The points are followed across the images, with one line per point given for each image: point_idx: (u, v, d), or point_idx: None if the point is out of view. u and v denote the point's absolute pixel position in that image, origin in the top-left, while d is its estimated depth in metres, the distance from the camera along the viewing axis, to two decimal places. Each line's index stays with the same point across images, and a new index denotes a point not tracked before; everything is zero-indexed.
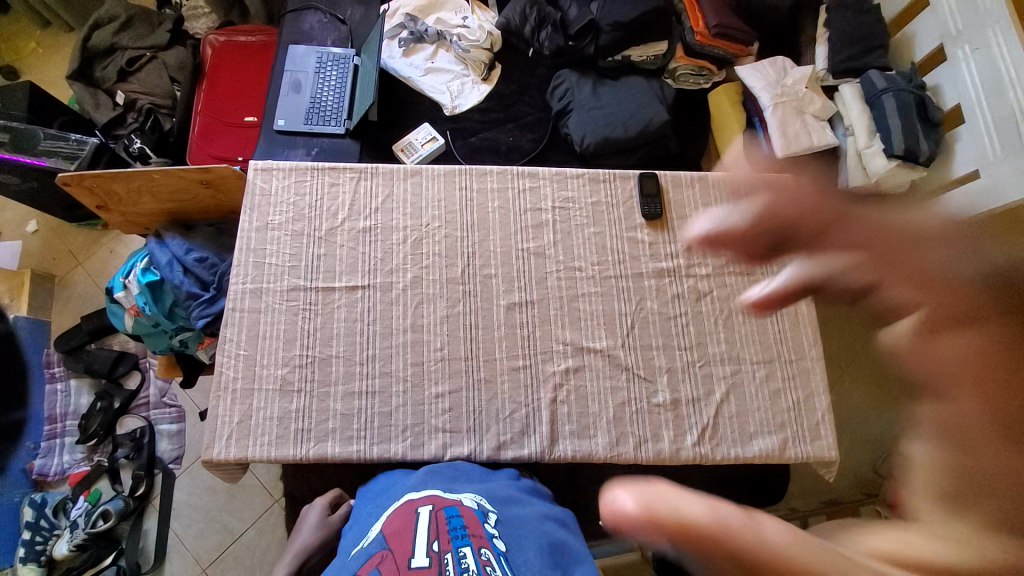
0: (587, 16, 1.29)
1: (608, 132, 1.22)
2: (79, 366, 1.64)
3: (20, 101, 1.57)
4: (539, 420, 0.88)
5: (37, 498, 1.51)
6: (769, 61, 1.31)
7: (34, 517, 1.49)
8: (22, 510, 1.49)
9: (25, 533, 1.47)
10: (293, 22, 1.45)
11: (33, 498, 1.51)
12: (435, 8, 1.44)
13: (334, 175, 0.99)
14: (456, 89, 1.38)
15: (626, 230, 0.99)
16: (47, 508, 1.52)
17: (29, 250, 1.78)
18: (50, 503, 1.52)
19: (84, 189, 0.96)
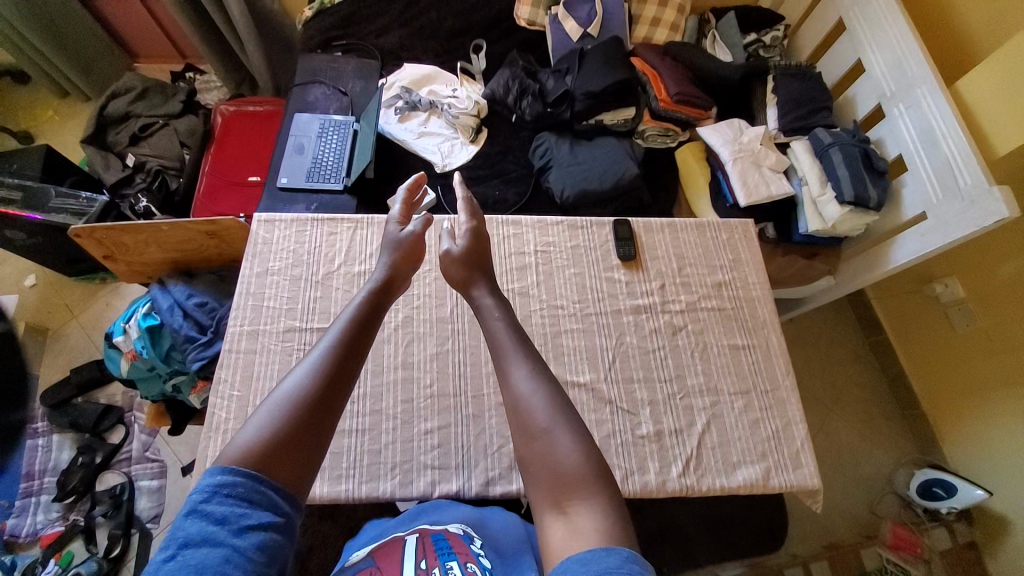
0: (563, 87, 1.46)
1: (586, 185, 1.34)
2: (64, 420, 1.62)
3: (36, 162, 1.62)
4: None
5: (6, 561, 1.43)
6: (727, 122, 1.46)
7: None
8: None
9: None
10: (299, 94, 1.60)
11: (2, 561, 1.43)
12: (428, 81, 1.61)
13: (333, 225, 1.07)
14: (446, 150, 1.51)
15: (605, 270, 1.06)
16: (16, 571, 1.43)
17: (25, 305, 1.81)
18: (19, 566, 1.44)
19: (94, 241, 1.03)
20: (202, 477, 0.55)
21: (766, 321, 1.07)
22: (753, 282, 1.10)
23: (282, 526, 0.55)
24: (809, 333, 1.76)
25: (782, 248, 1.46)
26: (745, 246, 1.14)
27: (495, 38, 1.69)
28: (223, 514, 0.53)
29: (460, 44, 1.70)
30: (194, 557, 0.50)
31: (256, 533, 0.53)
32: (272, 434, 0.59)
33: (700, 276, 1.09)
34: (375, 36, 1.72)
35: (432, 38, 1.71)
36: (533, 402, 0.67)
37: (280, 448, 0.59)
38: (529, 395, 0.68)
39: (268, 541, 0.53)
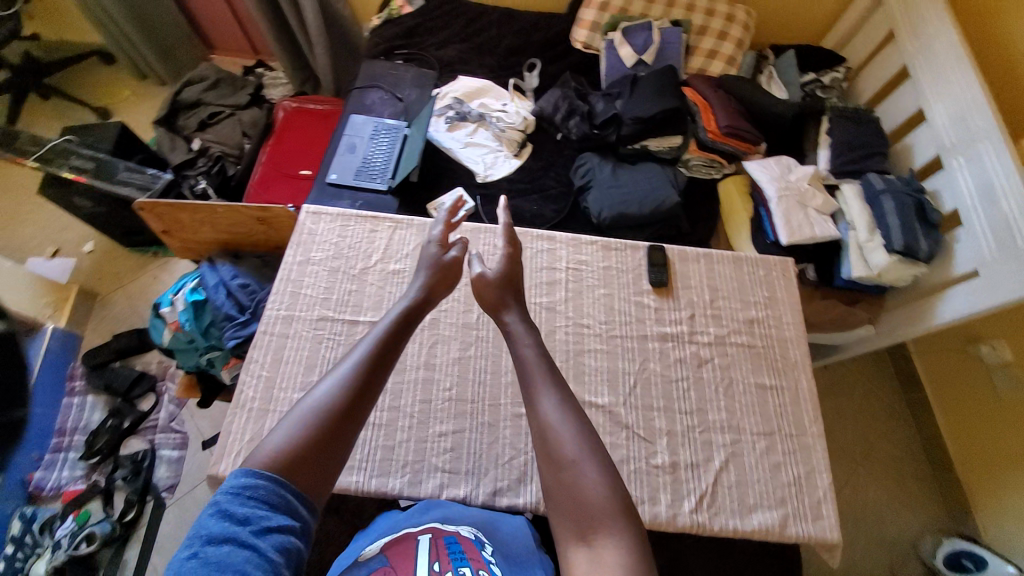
0: (611, 110, 1.48)
1: (624, 208, 1.34)
2: (100, 382, 1.71)
3: (111, 136, 1.74)
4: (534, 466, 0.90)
5: (28, 513, 1.53)
6: (774, 158, 1.44)
7: (20, 532, 1.49)
8: (11, 523, 1.49)
9: (8, 546, 1.45)
10: (358, 97, 1.69)
11: (24, 512, 1.52)
12: (480, 94, 1.66)
13: (374, 223, 1.11)
14: (490, 161, 1.55)
15: (634, 294, 1.06)
16: (34, 524, 1.53)
17: (81, 269, 1.95)
18: (38, 519, 1.54)
19: (155, 216, 1.10)
20: (226, 479, 0.58)
21: (797, 363, 1.04)
22: (787, 322, 1.08)
23: (300, 530, 0.58)
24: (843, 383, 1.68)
25: (822, 291, 1.41)
26: (782, 285, 1.12)
27: (549, 59, 1.74)
28: (245, 515, 0.56)
29: (515, 61, 1.75)
30: (216, 555, 0.53)
31: (276, 535, 0.56)
32: (302, 445, 0.62)
33: (732, 310, 1.07)
34: (434, 49, 1.80)
35: (488, 54, 1.78)
36: (559, 433, 0.67)
37: (308, 459, 0.62)
38: (557, 425, 0.68)
39: (287, 542, 0.56)
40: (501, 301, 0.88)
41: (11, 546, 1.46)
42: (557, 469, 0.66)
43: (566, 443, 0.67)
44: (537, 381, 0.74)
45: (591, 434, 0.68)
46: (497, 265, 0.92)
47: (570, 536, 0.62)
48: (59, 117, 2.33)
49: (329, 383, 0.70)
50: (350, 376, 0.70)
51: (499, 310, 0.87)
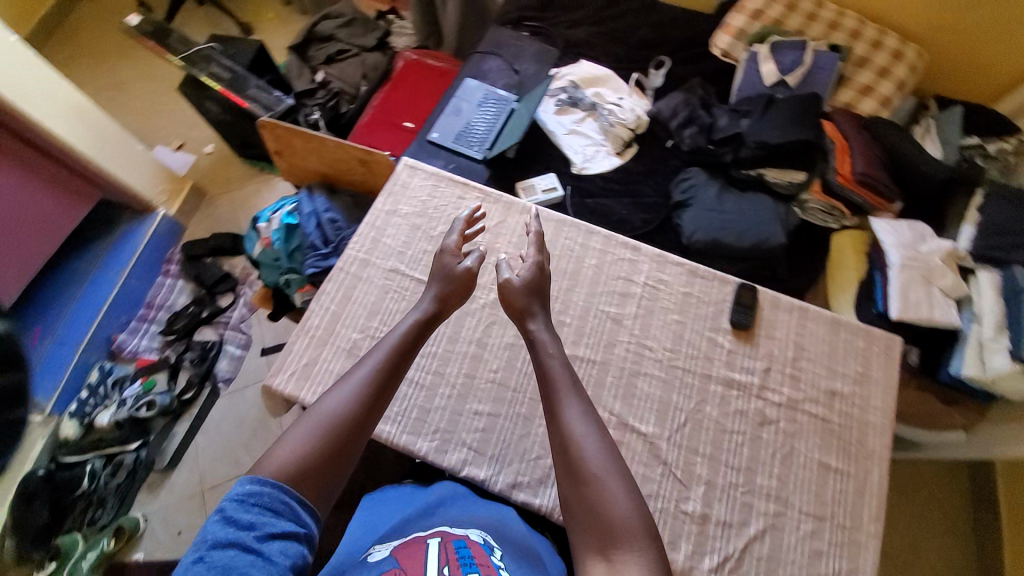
0: (736, 128, 1.37)
1: (720, 236, 1.25)
2: (191, 273, 1.90)
3: (247, 54, 1.84)
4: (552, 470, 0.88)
5: (107, 367, 1.74)
6: (909, 223, 1.27)
7: (96, 381, 1.70)
8: (91, 371, 1.71)
9: (84, 391, 1.68)
10: (477, 61, 1.68)
11: (104, 365, 1.74)
12: (599, 83, 1.59)
13: (465, 191, 1.11)
14: (590, 153, 1.50)
15: (709, 328, 0.98)
16: (109, 377, 1.72)
17: (197, 166, 2.14)
18: (113, 374, 1.73)
19: (272, 135, 1.19)
20: (232, 486, 0.62)
21: (873, 453, 0.92)
22: (875, 406, 0.96)
23: (302, 537, 0.62)
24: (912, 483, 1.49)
25: (918, 380, 1.25)
26: (880, 364, 0.99)
27: (680, 60, 1.63)
28: (249, 521, 0.59)
29: (643, 55, 1.66)
30: (221, 559, 0.56)
31: (279, 541, 0.59)
32: (312, 456, 0.67)
33: (814, 375, 0.97)
34: (564, 26, 1.75)
35: (618, 43, 1.70)
36: (586, 446, 0.67)
37: (318, 468, 0.67)
38: (584, 438, 0.68)
39: (291, 548, 0.59)
40: (527, 309, 0.84)
41: (86, 391, 1.68)
42: (578, 481, 0.65)
43: (592, 457, 0.66)
44: (564, 395, 0.73)
45: (615, 454, 0.67)
46: (528, 272, 0.87)
47: (589, 550, 0.60)
48: (209, 25, 2.54)
49: (340, 394, 0.73)
50: (356, 390, 0.73)
51: (526, 321, 0.84)
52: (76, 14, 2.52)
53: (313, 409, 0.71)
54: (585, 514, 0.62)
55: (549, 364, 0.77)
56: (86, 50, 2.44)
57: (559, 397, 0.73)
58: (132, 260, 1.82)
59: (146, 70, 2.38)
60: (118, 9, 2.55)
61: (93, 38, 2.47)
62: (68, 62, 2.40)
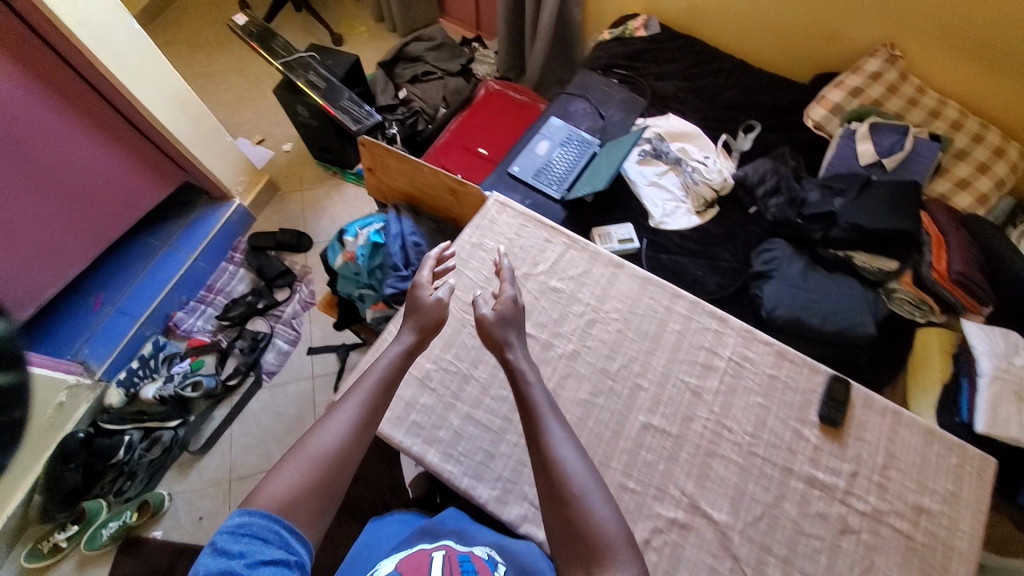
0: (828, 206, 1.33)
1: (803, 316, 1.20)
2: (254, 263, 1.94)
3: (343, 64, 1.93)
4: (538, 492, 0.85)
5: (160, 342, 1.77)
6: (1004, 332, 1.18)
7: (148, 354, 1.73)
8: (145, 344, 1.75)
9: (135, 362, 1.70)
10: (564, 101, 1.70)
11: (158, 340, 1.77)
12: (684, 139, 1.59)
13: (552, 234, 1.10)
14: (669, 209, 1.48)
15: (794, 418, 0.94)
16: (161, 353, 1.75)
17: (274, 162, 2.23)
18: (165, 351, 1.76)
19: (369, 153, 1.22)
20: (223, 520, 0.61)
21: None
22: (969, 532, 0.88)
23: (293, 564, 0.60)
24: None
25: (999, 502, 1.15)
26: (975, 486, 0.91)
27: (770, 126, 1.62)
28: (237, 550, 0.58)
29: (731, 117, 1.65)
30: None
31: (266, 569, 0.57)
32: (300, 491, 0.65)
33: (903, 488, 0.90)
34: (653, 78, 1.76)
35: (706, 101, 1.69)
36: (571, 469, 0.66)
37: (306, 501, 0.65)
38: (572, 464, 0.67)
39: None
40: (505, 340, 0.83)
41: (137, 362, 1.70)
42: (560, 499, 0.64)
43: (578, 478, 0.65)
44: (544, 417, 0.73)
45: (597, 475, 0.66)
46: (503, 304, 0.86)
47: (576, 568, 0.59)
48: (303, 30, 2.67)
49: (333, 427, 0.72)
50: (343, 424, 0.73)
51: (504, 351, 0.82)
52: (183, 6, 2.69)
53: (301, 444, 0.70)
54: (563, 531, 0.62)
55: (533, 390, 0.77)
56: (187, 40, 2.58)
57: (540, 421, 0.73)
58: (202, 243, 1.87)
59: (239, 65, 2.50)
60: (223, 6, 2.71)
61: (195, 29, 2.62)
62: (170, 49, 2.55)
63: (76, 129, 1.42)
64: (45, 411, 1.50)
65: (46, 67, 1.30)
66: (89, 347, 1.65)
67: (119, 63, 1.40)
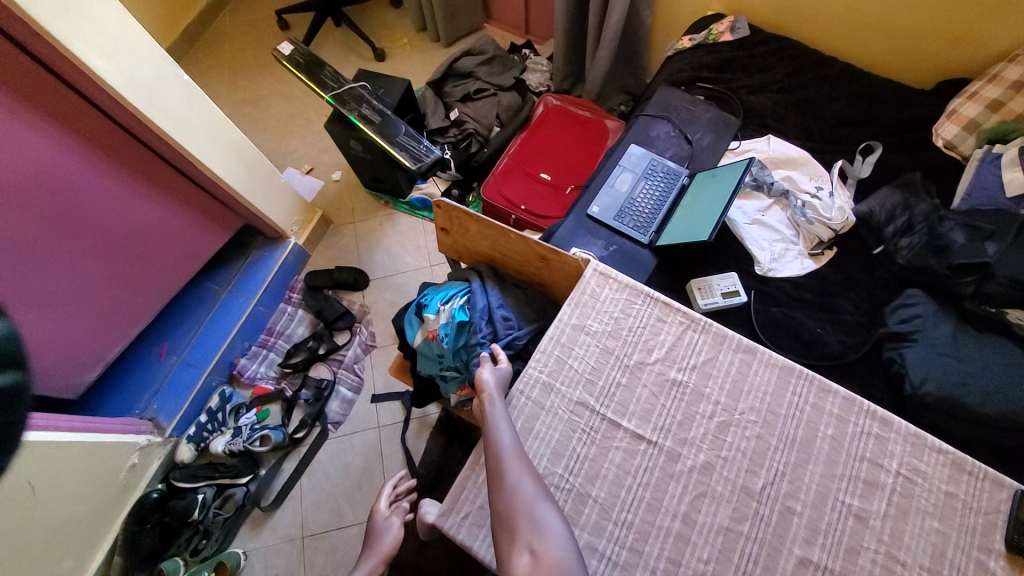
0: (984, 255, 1.10)
1: (962, 394, 1.01)
2: (313, 304, 1.87)
3: (395, 93, 1.85)
4: None
5: (226, 393, 1.71)
6: None
7: (215, 407, 1.67)
8: (212, 396, 1.69)
9: (202, 416, 1.64)
10: (643, 125, 1.52)
11: (224, 391, 1.71)
12: (788, 166, 1.39)
13: (665, 311, 0.95)
14: (778, 252, 1.28)
15: (982, 549, 0.76)
16: (228, 404, 1.70)
17: (324, 193, 2.14)
18: (231, 402, 1.71)
19: (446, 215, 1.08)
20: None
21: None
22: None
23: None
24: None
25: None
26: None
27: (891, 147, 1.39)
28: None
29: (843, 136, 1.43)
30: None
31: None
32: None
33: None
34: (745, 91, 1.54)
35: (810, 116, 1.47)
36: (526, 490, 0.76)
37: None
38: (527, 492, 0.76)
39: None
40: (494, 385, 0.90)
41: (205, 416, 1.65)
42: (511, 508, 0.74)
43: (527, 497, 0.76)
44: (502, 446, 0.81)
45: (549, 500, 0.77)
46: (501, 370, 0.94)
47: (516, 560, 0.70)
48: (344, 47, 2.55)
49: None
50: None
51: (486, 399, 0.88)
52: (223, 28, 2.61)
53: None
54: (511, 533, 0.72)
55: (495, 427, 0.83)
56: (229, 63, 2.51)
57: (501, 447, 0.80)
58: (262, 288, 1.80)
59: (282, 89, 2.41)
60: (261, 25, 2.61)
61: (236, 52, 2.54)
62: (211, 74, 2.47)
63: (133, 193, 1.34)
64: (119, 475, 1.42)
65: (91, 126, 1.20)
66: (157, 403, 1.59)
67: (169, 117, 1.30)
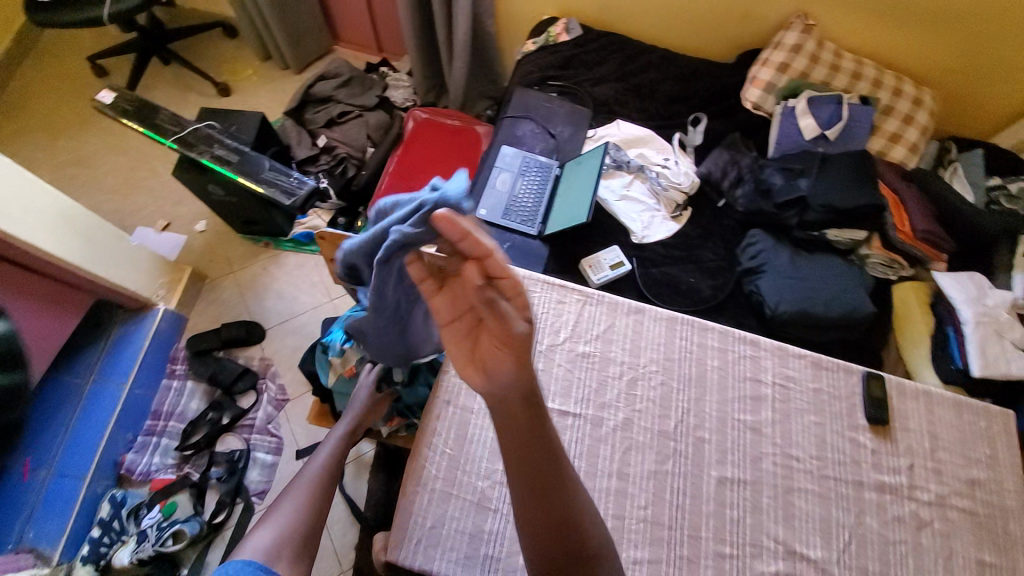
0: (796, 191, 1.35)
1: (807, 307, 1.23)
2: (203, 371, 1.68)
3: (249, 128, 1.72)
4: None
5: (118, 496, 1.47)
6: (971, 277, 1.29)
7: (108, 516, 1.43)
8: (101, 505, 1.44)
9: (94, 530, 1.40)
10: (508, 127, 1.61)
11: (115, 494, 1.47)
12: (639, 144, 1.56)
13: (562, 292, 1.02)
14: (646, 220, 1.44)
15: (848, 428, 0.93)
16: (123, 508, 1.46)
17: (191, 247, 1.93)
18: (127, 504, 1.47)
19: (333, 245, 1.06)
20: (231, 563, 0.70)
21: (1020, 541, 0.91)
22: (1010, 488, 0.95)
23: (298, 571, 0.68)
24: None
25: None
26: (1004, 444, 0.98)
27: (714, 114, 1.64)
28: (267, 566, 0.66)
29: (677, 111, 1.65)
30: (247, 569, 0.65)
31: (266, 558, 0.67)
32: (295, 525, 0.80)
33: (953, 467, 0.94)
34: (590, 83, 1.70)
35: (647, 98, 1.67)
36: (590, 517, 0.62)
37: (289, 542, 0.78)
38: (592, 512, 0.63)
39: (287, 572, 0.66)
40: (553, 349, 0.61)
41: (98, 529, 1.41)
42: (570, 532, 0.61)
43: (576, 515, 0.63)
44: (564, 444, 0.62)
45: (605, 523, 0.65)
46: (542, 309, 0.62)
47: None
48: (179, 86, 2.31)
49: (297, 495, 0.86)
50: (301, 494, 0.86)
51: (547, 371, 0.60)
52: (20, 83, 2.22)
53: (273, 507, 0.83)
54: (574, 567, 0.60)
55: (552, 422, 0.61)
56: (36, 122, 2.14)
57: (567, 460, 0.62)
58: (136, 367, 1.57)
59: (112, 141, 2.11)
60: (69, 74, 2.26)
61: (42, 108, 2.17)
62: (16, 138, 2.09)
63: None
64: None
65: None
66: (34, 529, 1.32)
67: None
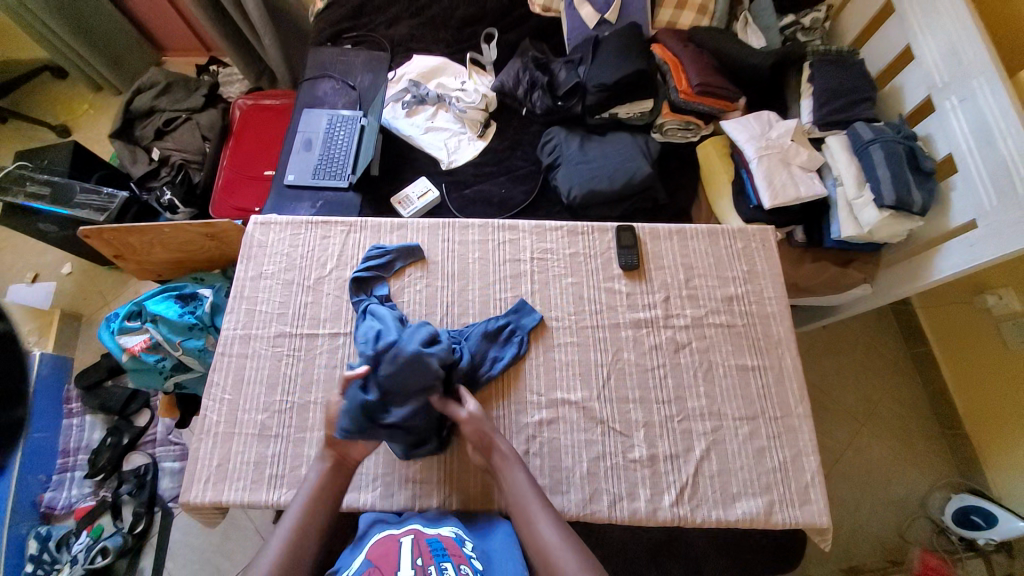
0: (575, 78, 1.40)
1: (594, 185, 1.29)
2: (94, 402, 1.59)
3: (65, 158, 1.71)
4: (369, 467, 0.88)
5: (43, 531, 1.43)
6: (754, 115, 1.35)
7: (37, 551, 1.40)
8: (27, 543, 1.41)
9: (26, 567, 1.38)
10: (309, 89, 1.59)
11: (40, 531, 1.43)
12: (437, 74, 1.56)
13: (326, 228, 1.05)
14: (453, 145, 1.46)
15: (604, 280, 1.01)
16: (50, 541, 1.42)
17: (63, 292, 1.82)
18: (54, 536, 1.43)
19: (101, 242, 1.06)
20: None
21: (781, 339, 0.97)
22: (769, 296, 1.00)
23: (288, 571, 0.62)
24: (867, 338, 1.68)
25: (841, 261, 1.35)
26: (763, 259, 1.03)
27: (508, 27, 1.63)
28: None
29: (472, 33, 1.64)
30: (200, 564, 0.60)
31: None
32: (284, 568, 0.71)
33: (709, 289, 1.00)
34: (385, 27, 1.68)
35: (443, 27, 1.66)
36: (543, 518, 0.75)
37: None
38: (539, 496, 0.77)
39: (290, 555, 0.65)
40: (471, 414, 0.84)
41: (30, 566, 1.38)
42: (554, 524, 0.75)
43: (553, 547, 0.71)
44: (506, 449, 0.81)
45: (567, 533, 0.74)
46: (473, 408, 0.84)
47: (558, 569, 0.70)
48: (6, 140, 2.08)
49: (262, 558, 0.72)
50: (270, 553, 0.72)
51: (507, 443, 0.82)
52: None
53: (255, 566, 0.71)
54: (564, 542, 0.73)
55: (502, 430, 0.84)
56: None
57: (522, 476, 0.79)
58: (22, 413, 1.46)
59: None
60: None
61: None
62: None
63: None
64: None
65: None
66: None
67: None
